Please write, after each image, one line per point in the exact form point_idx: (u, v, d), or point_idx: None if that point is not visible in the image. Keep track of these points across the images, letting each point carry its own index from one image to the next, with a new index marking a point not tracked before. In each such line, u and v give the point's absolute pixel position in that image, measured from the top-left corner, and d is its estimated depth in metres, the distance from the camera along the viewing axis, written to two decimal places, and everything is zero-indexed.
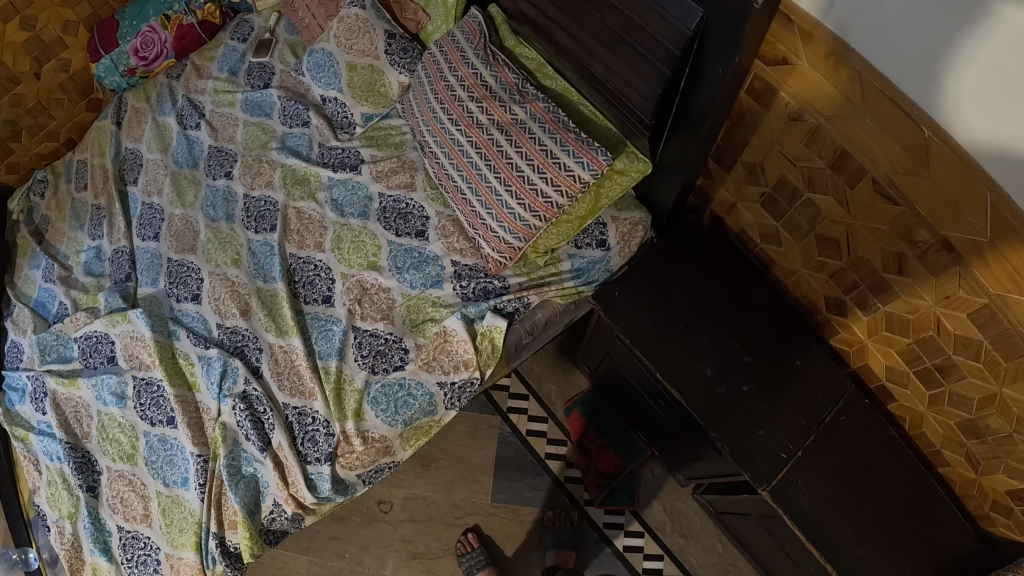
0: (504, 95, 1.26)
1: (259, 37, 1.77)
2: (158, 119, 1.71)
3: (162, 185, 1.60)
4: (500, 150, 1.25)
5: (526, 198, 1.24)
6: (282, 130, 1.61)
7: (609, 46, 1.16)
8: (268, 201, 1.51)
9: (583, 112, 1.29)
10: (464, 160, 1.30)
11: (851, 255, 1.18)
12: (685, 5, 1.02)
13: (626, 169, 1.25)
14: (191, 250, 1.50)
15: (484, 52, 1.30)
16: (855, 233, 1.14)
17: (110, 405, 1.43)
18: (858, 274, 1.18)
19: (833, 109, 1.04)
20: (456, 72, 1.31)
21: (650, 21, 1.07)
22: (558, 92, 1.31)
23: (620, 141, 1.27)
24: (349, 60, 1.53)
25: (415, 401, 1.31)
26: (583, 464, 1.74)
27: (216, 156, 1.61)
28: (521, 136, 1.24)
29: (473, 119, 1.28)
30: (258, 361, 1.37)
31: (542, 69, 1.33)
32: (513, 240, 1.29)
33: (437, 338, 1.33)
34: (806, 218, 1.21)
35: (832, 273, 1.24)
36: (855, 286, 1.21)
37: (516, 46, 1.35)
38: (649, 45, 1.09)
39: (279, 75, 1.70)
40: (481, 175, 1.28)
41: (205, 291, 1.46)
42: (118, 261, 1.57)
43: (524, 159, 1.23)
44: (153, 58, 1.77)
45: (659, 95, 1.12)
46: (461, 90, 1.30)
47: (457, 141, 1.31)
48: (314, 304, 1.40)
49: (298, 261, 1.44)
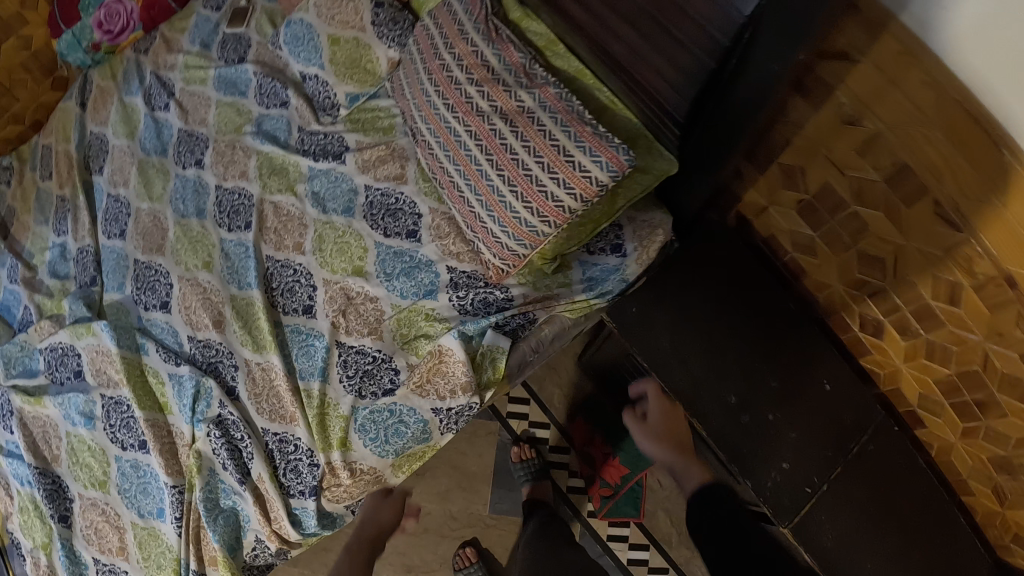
0: (508, 76, 1.09)
1: (234, 4, 1.58)
2: (125, 99, 1.56)
3: (128, 175, 1.46)
4: (504, 142, 1.06)
5: (535, 204, 1.04)
6: (258, 112, 1.42)
7: (639, 30, 0.97)
8: (243, 194, 1.33)
9: (598, 99, 1.08)
10: (461, 154, 1.12)
11: (896, 277, 0.97)
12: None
13: (648, 165, 1.06)
14: (160, 250, 1.36)
15: (484, 29, 1.12)
16: (905, 254, 0.93)
17: (79, 426, 1.39)
18: (903, 298, 0.98)
19: (894, 113, 0.80)
20: (452, 52, 1.14)
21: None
22: (570, 77, 1.11)
23: (641, 131, 1.06)
24: (331, 32, 1.33)
25: (407, 429, 1.13)
26: (587, 473, 1.55)
27: (187, 141, 1.44)
28: (528, 125, 1.05)
29: (473, 106, 1.10)
30: (234, 381, 1.26)
31: (552, 47, 1.13)
32: (516, 248, 1.09)
33: (432, 357, 1.13)
34: (848, 231, 0.98)
35: (874, 293, 1.02)
36: (897, 310, 1.01)
37: (522, 19, 1.16)
38: (684, 23, 0.90)
39: (255, 47, 1.50)
40: (481, 172, 1.09)
41: (175, 298, 1.33)
42: (82, 261, 1.46)
43: (532, 154, 1.04)
44: (118, 31, 1.59)
45: (695, 82, 0.93)
46: (457, 70, 1.12)
47: (452, 131, 1.13)
48: (294, 315, 1.23)
49: (277, 265, 1.26)
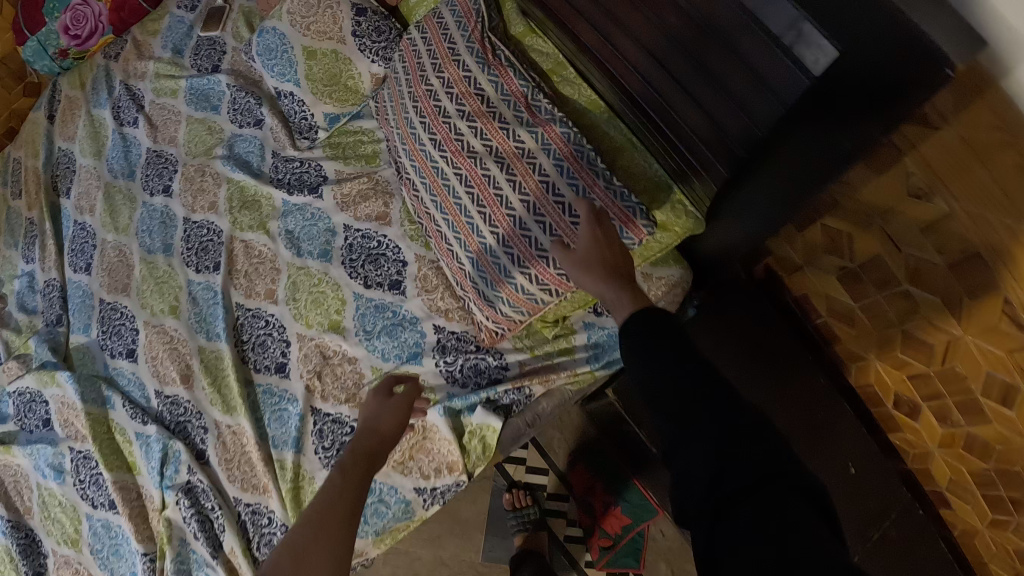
0: (505, 110, 0.93)
1: (211, 5, 1.43)
2: (93, 112, 1.43)
3: (94, 201, 1.33)
4: (498, 195, 0.91)
5: (536, 272, 0.90)
6: (230, 131, 1.26)
7: (666, 66, 0.83)
8: (211, 230, 1.18)
9: (614, 141, 0.93)
10: (447, 202, 0.97)
11: (944, 366, 0.84)
12: (782, 9, 0.65)
13: (669, 224, 0.89)
14: (124, 290, 1.23)
15: (480, 50, 0.95)
16: (958, 345, 0.80)
17: (48, 479, 1.28)
18: (949, 389, 0.85)
19: (972, 197, 0.66)
20: (442, 77, 0.98)
21: (741, 28, 0.71)
22: (577, 111, 0.94)
23: (664, 183, 0.90)
24: (306, 44, 1.16)
25: (387, 511, 0.99)
26: (588, 524, 1.34)
27: (154, 163, 1.29)
28: (528, 175, 0.90)
29: (464, 145, 0.94)
30: (204, 445, 1.13)
31: (559, 71, 0.97)
32: (510, 315, 0.95)
33: (416, 434, 1.00)
34: (896, 309, 0.85)
35: (915, 376, 0.89)
36: (938, 397, 0.88)
37: (525, 35, 1.00)
38: (722, 57, 0.75)
39: (230, 55, 1.35)
40: (472, 226, 0.94)
41: (141, 346, 1.20)
42: (47, 297, 1.34)
43: (530, 211, 0.89)
44: (87, 35, 1.47)
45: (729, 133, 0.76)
46: (447, 100, 0.97)
47: (439, 172, 0.97)
48: (266, 374, 1.09)
49: (247, 315, 1.11)
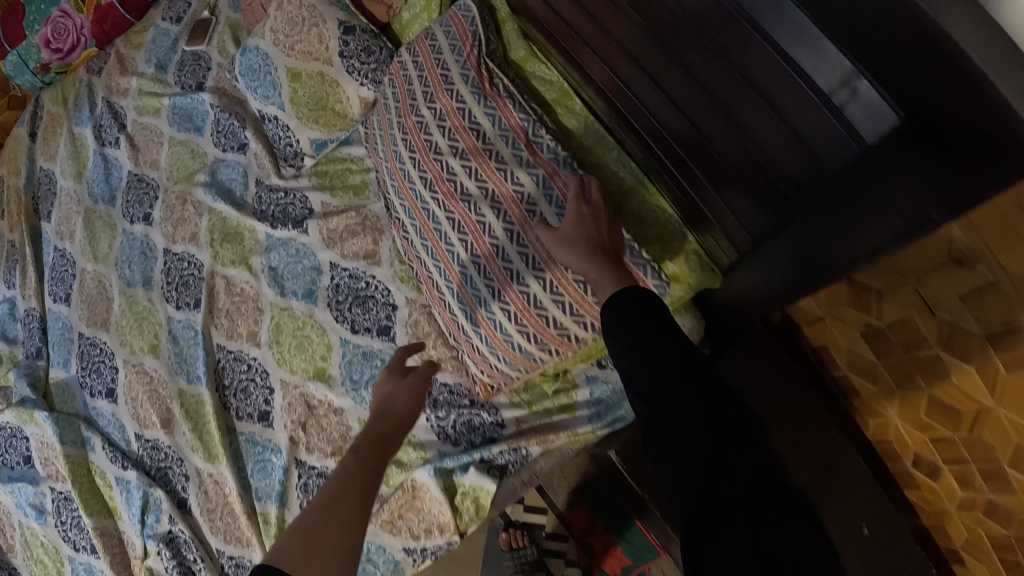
0: (502, 147, 0.84)
1: (197, 16, 1.36)
2: (74, 130, 1.36)
3: (74, 227, 1.27)
4: (494, 244, 0.83)
5: (535, 331, 0.82)
6: (214, 155, 1.20)
7: (681, 105, 0.74)
8: (192, 262, 1.12)
9: (623, 183, 0.83)
10: (440, 248, 0.89)
11: (970, 434, 0.75)
12: (829, 58, 0.55)
13: (680, 275, 0.79)
14: (104, 325, 1.17)
15: (477, 81, 0.87)
16: (988, 415, 0.72)
17: (31, 519, 1.22)
18: (975, 457, 0.77)
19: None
20: (434, 109, 0.89)
21: (776, 78, 0.61)
22: (586, 145, 0.86)
23: (679, 232, 0.81)
24: (290, 65, 1.08)
25: (375, 571, 0.93)
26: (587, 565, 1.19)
27: (136, 188, 1.23)
28: (527, 224, 0.81)
29: (456, 186, 0.86)
30: (185, 493, 1.07)
31: (564, 101, 0.89)
32: (506, 371, 0.87)
33: (405, 493, 0.93)
34: (925, 374, 0.76)
35: (937, 439, 0.80)
36: (961, 462, 0.79)
37: (526, 61, 0.92)
38: (748, 105, 0.65)
39: (215, 71, 1.28)
40: (466, 275, 0.86)
41: (120, 386, 1.14)
42: (28, 328, 1.28)
43: (529, 265, 0.81)
44: (69, 49, 1.40)
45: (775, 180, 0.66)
46: (439, 135, 0.88)
47: (430, 214, 0.89)
48: (249, 422, 1.03)
49: (228, 358, 1.05)
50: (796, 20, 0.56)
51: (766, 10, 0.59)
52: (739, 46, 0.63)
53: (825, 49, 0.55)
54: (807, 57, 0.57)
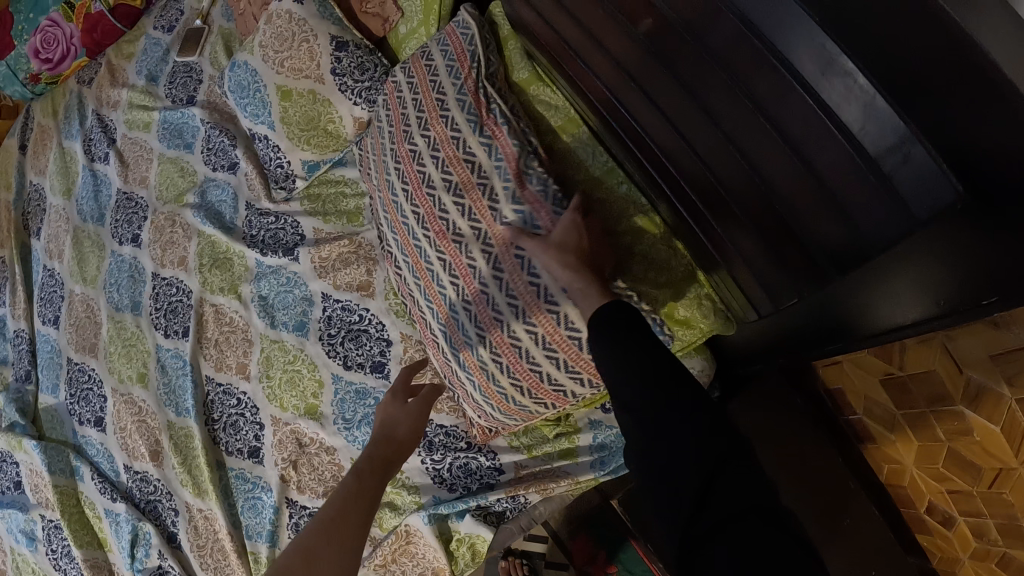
0: (496, 180, 0.76)
1: (189, 25, 1.31)
2: (64, 144, 1.33)
3: (63, 247, 1.23)
4: (483, 290, 0.77)
5: (530, 385, 0.78)
6: (203, 173, 1.16)
7: (684, 135, 0.63)
8: (181, 289, 1.08)
9: (634, 221, 0.75)
10: (432, 286, 0.83)
11: (991, 492, 0.58)
12: (880, 114, 0.43)
13: (692, 320, 0.74)
14: (93, 351, 1.14)
15: (474, 107, 0.78)
16: (1011, 475, 0.55)
17: (23, 545, 1.20)
18: (995, 514, 0.59)
19: None
20: (427, 137, 0.82)
21: (813, 131, 0.48)
22: (595, 178, 0.77)
23: (694, 274, 0.74)
24: (280, 83, 1.01)
25: None
26: None
27: (125, 208, 1.19)
28: (516, 274, 0.74)
29: (446, 225, 0.79)
30: (175, 527, 1.04)
31: (569, 129, 0.79)
32: (501, 417, 0.83)
33: (398, 538, 0.89)
34: (945, 425, 0.60)
35: (954, 490, 0.63)
36: (976, 514, 0.62)
37: (530, 84, 0.82)
38: (769, 154, 0.54)
39: (206, 84, 1.23)
40: (454, 317, 0.81)
41: (109, 415, 1.11)
42: (17, 350, 1.25)
43: (518, 318, 0.75)
44: (59, 59, 1.37)
45: (795, 236, 0.55)
46: (429, 166, 0.81)
47: (421, 250, 0.83)
48: (238, 457, 1.00)
49: (218, 391, 1.02)
50: (842, 63, 0.44)
51: (800, 44, 0.46)
52: (771, 92, 0.50)
53: (878, 106, 0.43)
54: (854, 112, 0.44)
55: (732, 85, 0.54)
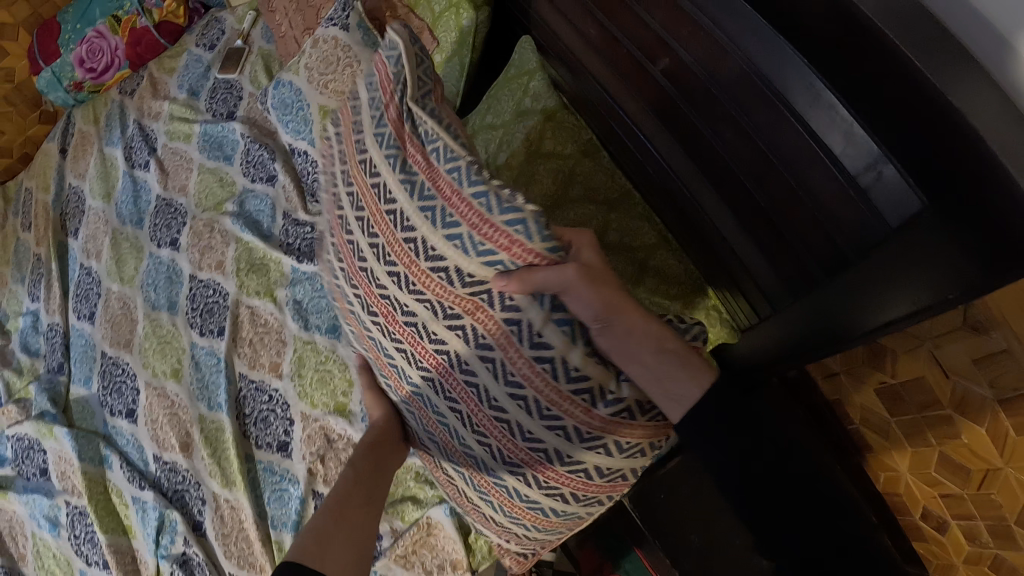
0: (432, 234, 0.63)
1: (229, 43, 1.40)
2: (105, 150, 1.40)
3: (101, 247, 1.30)
4: (464, 401, 0.69)
5: (567, 487, 0.71)
6: (242, 184, 1.23)
7: (695, 159, 0.71)
8: (217, 292, 1.15)
9: (646, 241, 0.82)
10: (436, 400, 0.72)
11: (980, 493, 0.65)
12: (856, 140, 0.52)
13: None
14: (127, 346, 1.20)
15: (395, 140, 0.69)
16: (997, 476, 0.62)
17: (45, 530, 1.25)
18: (985, 515, 0.67)
19: None
20: (362, 220, 0.73)
21: (806, 158, 0.57)
22: (612, 201, 0.84)
23: (701, 286, 0.80)
24: (322, 102, 1.10)
25: None
26: None
27: (164, 213, 1.26)
28: (510, 348, 0.62)
29: (391, 330, 0.73)
30: (201, 517, 1.09)
31: (591, 153, 0.87)
32: (556, 518, 0.76)
33: (420, 529, 0.95)
34: (935, 432, 0.67)
35: (946, 494, 0.70)
36: (968, 517, 0.69)
37: (553, 109, 0.88)
38: (769, 177, 0.62)
39: (246, 101, 1.31)
40: (450, 437, 0.76)
41: (141, 408, 1.16)
42: (50, 343, 1.31)
43: (520, 430, 0.67)
44: (102, 69, 1.44)
45: (793, 246, 0.62)
46: (372, 250, 0.72)
47: (410, 358, 0.72)
48: (267, 451, 1.06)
49: (250, 388, 1.08)
50: (827, 97, 0.53)
51: (794, 81, 0.55)
52: (771, 122, 0.59)
53: (855, 133, 0.52)
54: (838, 138, 0.53)
55: (737, 122, 0.62)
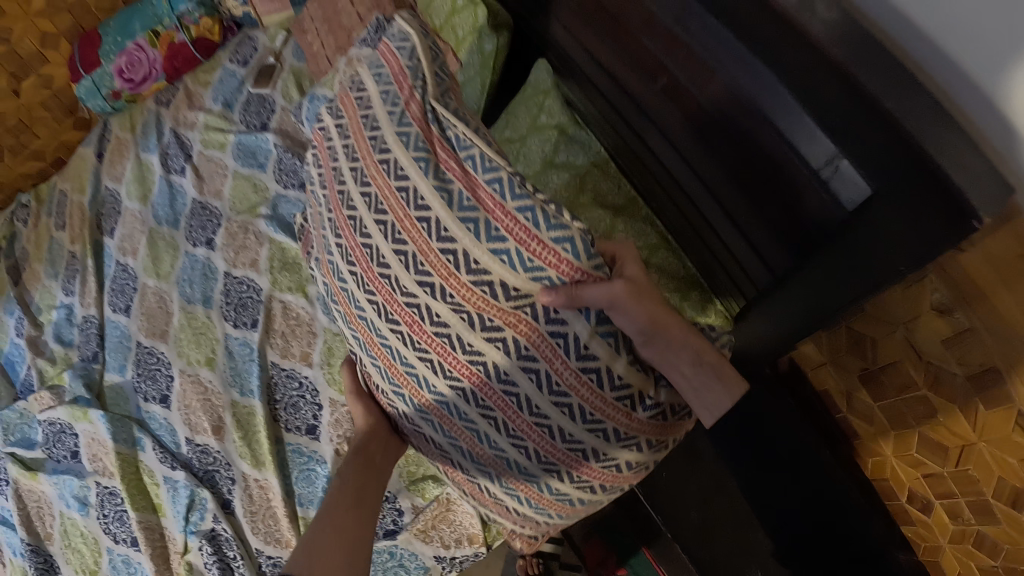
0: (476, 247, 0.74)
1: (262, 61, 1.48)
2: (141, 156, 1.49)
3: (137, 245, 1.39)
4: (500, 414, 0.79)
5: (596, 479, 0.83)
6: (275, 190, 1.33)
7: (693, 167, 0.81)
8: (251, 287, 1.24)
9: (649, 240, 0.95)
10: (467, 408, 0.81)
11: (959, 469, 0.74)
12: (819, 143, 0.61)
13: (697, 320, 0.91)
14: (162, 337, 1.28)
15: (423, 145, 0.81)
16: (972, 450, 0.71)
17: (73, 509, 1.32)
18: (962, 492, 0.75)
19: (999, 323, 0.61)
20: (384, 224, 0.82)
21: (782, 160, 0.67)
22: (619, 206, 0.97)
23: (698, 283, 0.93)
24: None
25: (407, 575, 1.05)
26: None
27: (200, 215, 1.36)
28: (556, 359, 0.74)
29: (417, 351, 0.82)
30: (230, 495, 1.18)
31: (600, 164, 0.99)
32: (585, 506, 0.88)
33: (439, 505, 1.03)
34: (914, 415, 0.76)
35: (928, 474, 0.79)
36: (950, 496, 0.77)
37: (567, 125, 1.02)
38: (757, 179, 0.71)
39: (278, 113, 1.39)
40: (472, 444, 0.85)
41: (175, 394, 1.24)
42: (85, 334, 1.39)
43: (559, 434, 0.79)
44: (140, 80, 1.54)
45: (780, 238, 0.72)
46: (397, 260, 0.81)
47: (436, 367, 0.81)
48: (296, 434, 1.15)
49: (282, 375, 1.18)
50: (792, 104, 0.62)
51: (766, 95, 0.65)
52: (751, 130, 0.69)
53: (814, 132, 0.62)
54: (804, 140, 0.63)
55: (725, 131, 0.72)
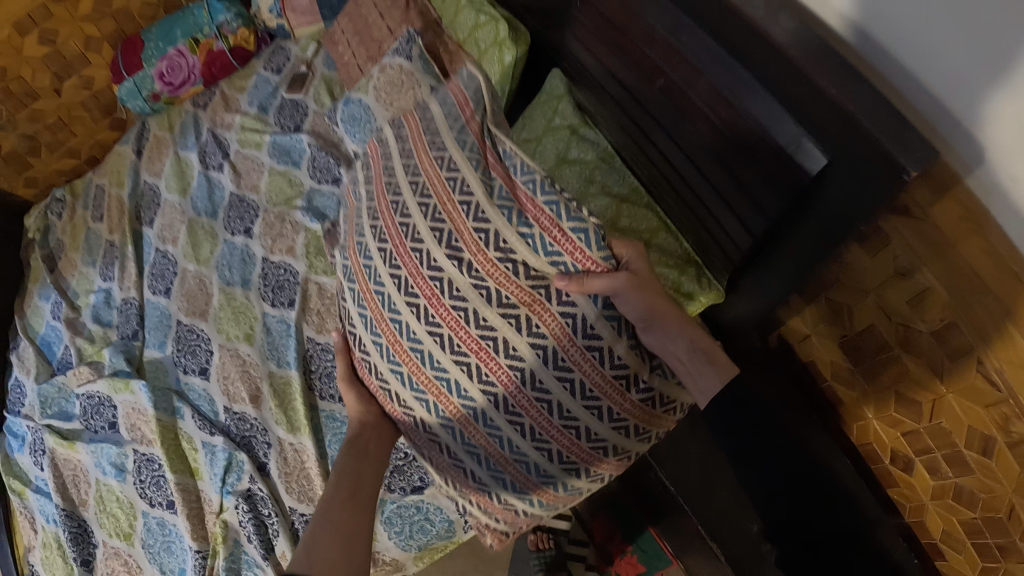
0: (506, 229, 0.88)
1: (295, 69, 1.60)
2: (180, 153, 1.61)
3: (177, 233, 1.50)
4: (504, 390, 0.89)
5: (584, 463, 0.92)
6: (310, 185, 1.46)
7: (694, 159, 0.94)
8: (288, 270, 1.37)
9: (648, 227, 1.06)
10: (469, 384, 0.90)
11: (933, 422, 0.83)
12: (787, 126, 0.75)
13: (695, 293, 1.00)
14: (202, 316, 1.40)
15: (477, 148, 0.95)
16: (944, 405, 0.80)
17: (109, 476, 1.40)
18: (938, 445, 0.84)
19: (956, 278, 0.70)
20: (426, 206, 0.94)
21: (759, 142, 0.80)
22: (624, 196, 1.08)
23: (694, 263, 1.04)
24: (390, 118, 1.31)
25: (433, 527, 1.17)
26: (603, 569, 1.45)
27: (238, 207, 1.48)
28: (565, 338, 0.86)
29: (431, 329, 0.92)
30: (266, 458, 1.28)
31: (609, 159, 1.11)
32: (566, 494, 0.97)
33: None
34: (891, 376, 0.86)
35: (906, 433, 0.88)
36: (927, 451, 0.86)
37: (580, 125, 1.13)
38: (745, 163, 0.85)
39: (312, 117, 1.52)
40: (469, 428, 0.93)
41: (213, 366, 1.36)
42: (125, 314, 1.50)
43: (558, 412, 0.88)
44: (179, 83, 1.67)
45: (766, 213, 0.85)
46: (431, 236, 0.93)
47: (444, 342, 0.91)
48: (329, 402, 1.27)
49: (316, 348, 1.30)
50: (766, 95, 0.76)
51: (745, 92, 0.79)
52: (735, 123, 0.83)
53: (778, 112, 0.76)
54: (776, 124, 0.77)
55: (714, 124, 0.86)
